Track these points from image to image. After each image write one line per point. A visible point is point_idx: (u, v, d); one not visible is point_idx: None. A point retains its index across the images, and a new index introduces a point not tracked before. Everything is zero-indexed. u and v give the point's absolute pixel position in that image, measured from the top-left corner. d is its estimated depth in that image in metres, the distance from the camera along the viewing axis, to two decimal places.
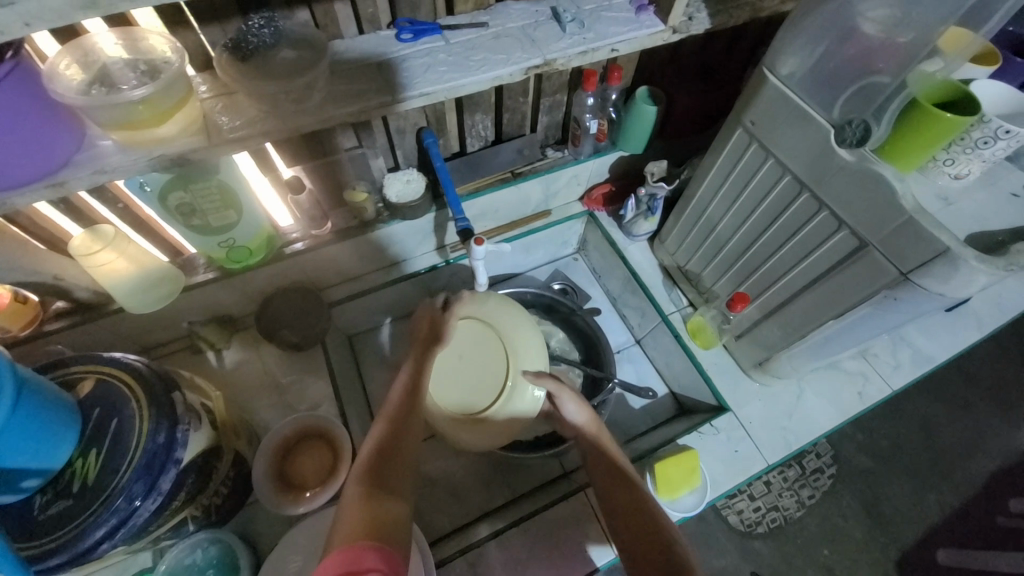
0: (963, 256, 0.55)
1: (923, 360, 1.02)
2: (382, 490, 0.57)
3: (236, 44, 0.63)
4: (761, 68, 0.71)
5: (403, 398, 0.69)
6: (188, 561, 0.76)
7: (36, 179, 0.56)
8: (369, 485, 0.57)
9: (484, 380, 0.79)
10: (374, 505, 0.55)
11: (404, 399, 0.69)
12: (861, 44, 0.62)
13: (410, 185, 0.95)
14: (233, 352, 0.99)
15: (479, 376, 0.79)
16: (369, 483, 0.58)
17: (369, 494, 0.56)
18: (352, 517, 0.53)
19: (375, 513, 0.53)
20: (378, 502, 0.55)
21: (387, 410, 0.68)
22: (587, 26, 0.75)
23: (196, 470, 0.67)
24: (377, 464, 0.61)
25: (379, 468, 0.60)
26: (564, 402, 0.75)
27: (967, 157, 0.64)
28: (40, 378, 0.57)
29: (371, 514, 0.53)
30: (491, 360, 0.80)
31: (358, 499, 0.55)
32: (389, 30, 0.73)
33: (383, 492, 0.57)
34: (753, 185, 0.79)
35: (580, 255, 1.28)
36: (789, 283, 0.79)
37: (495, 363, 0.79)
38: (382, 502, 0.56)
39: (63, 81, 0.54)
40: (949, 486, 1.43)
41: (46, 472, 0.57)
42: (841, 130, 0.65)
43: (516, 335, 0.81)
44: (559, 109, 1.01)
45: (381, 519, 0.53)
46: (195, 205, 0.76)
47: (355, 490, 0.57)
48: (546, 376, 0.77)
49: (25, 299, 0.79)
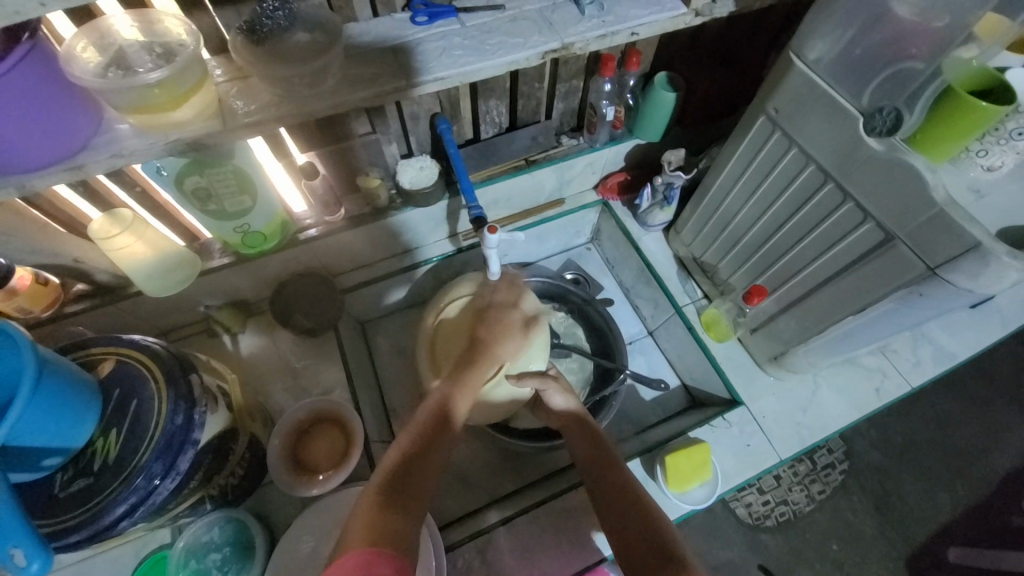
0: (995, 251, 0.53)
1: (944, 357, 0.99)
2: (399, 496, 0.57)
3: (250, 26, 0.62)
4: (789, 52, 0.68)
5: (434, 414, 0.68)
6: (206, 538, 0.78)
7: (55, 163, 0.57)
8: (383, 489, 0.58)
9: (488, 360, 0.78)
10: (383, 511, 0.54)
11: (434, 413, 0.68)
12: (894, 28, 0.59)
13: (423, 172, 0.94)
14: (248, 337, 1.00)
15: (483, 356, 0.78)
16: (385, 488, 0.58)
17: (382, 500, 0.56)
18: (361, 522, 0.52)
19: (382, 521, 0.53)
20: (393, 507, 0.55)
21: (418, 418, 0.68)
22: (606, 8, 0.73)
23: (213, 451, 0.68)
24: (397, 469, 0.61)
25: (399, 471, 0.60)
26: (551, 395, 0.79)
27: (1001, 147, 0.62)
28: (62, 358, 0.58)
29: (383, 519, 0.53)
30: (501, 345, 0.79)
31: (373, 504, 0.55)
32: (404, 13, 0.72)
33: (396, 499, 0.57)
34: (774, 175, 0.77)
35: (593, 245, 1.26)
36: (810, 276, 0.77)
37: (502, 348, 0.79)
38: (395, 508, 0.55)
39: (81, 64, 0.54)
40: (965, 484, 1.40)
41: (67, 451, 0.58)
42: (871, 118, 0.62)
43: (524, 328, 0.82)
44: (575, 95, 0.99)
45: (391, 529, 0.52)
46: (210, 189, 0.76)
47: (370, 494, 0.57)
48: (528, 380, 0.76)
49: (47, 281, 0.80)
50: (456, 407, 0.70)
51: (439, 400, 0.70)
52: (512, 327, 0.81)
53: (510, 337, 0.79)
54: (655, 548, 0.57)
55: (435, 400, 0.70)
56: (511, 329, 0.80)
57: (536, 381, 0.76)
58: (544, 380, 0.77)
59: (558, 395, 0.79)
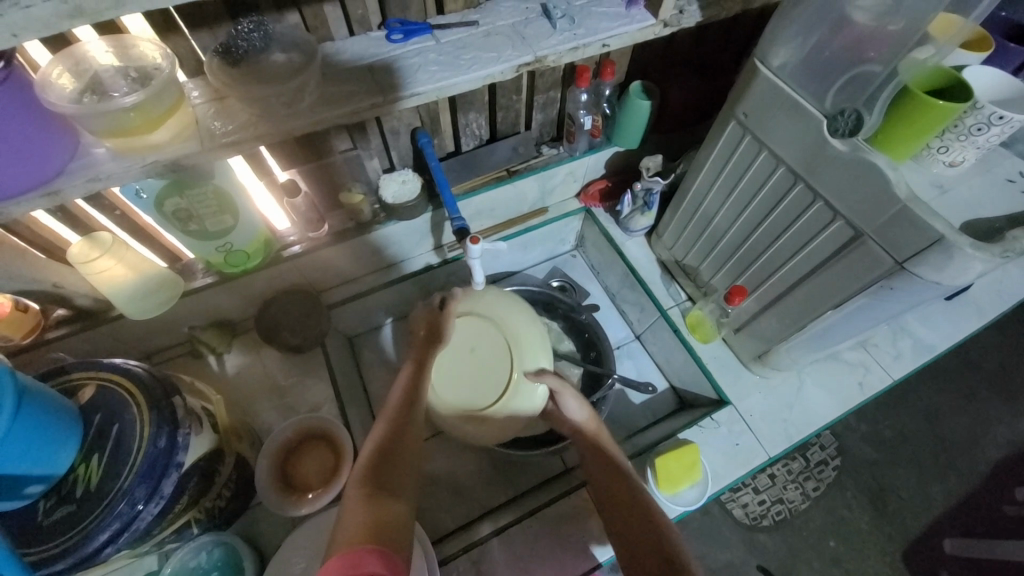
0: (959, 244, 0.54)
1: (924, 349, 1.01)
2: (385, 490, 0.58)
3: (226, 48, 0.64)
4: (754, 59, 0.71)
5: (402, 403, 0.71)
6: (193, 563, 0.77)
7: (31, 189, 0.56)
8: (371, 484, 0.59)
9: (489, 374, 0.80)
10: (376, 505, 0.56)
11: (400, 406, 0.71)
12: (853, 34, 0.62)
13: (405, 186, 0.95)
14: (233, 356, 0.99)
15: (485, 373, 0.80)
16: (372, 484, 0.59)
17: (371, 495, 0.57)
18: (355, 519, 0.53)
19: (376, 513, 0.54)
20: (383, 500, 0.57)
21: (387, 412, 0.70)
22: (577, 21, 0.75)
23: (199, 473, 0.68)
24: (378, 462, 0.62)
25: (381, 465, 0.62)
26: (565, 398, 0.79)
27: (962, 143, 0.63)
28: (41, 384, 0.58)
29: (375, 514, 0.54)
30: (501, 353, 0.81)
31: (362, 502, 0.56)
32: (380, 32, 0.73)
33: (384, 492, 0.58)
34: (748, 177, 0.79)
35: (578, 252, 1.28)
36: (787, 275, 0.79)
37: (503, 360, 0.80)
38: (383, 502, 0.56)
39: (56, 90, 0.54)
40: (955, 475, 1.42)
41: (49, 478, 0.58)
42: (833, 120, 0.65)
43: (525, 340, 0.82)
44: (553, 106, 1.01)
45: (383, 521, 0.54)
46: (191, 211, 0.76)
47: (358, 492, 0.58)
48: (546, 374, 0.80)
49: (26, 308, 0.80)
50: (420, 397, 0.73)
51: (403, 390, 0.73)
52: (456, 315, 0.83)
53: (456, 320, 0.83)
54: (655, 546, 0.60)
55: (400, 390, 0.73)
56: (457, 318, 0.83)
57: (554, 377, 0.80)
58: (561, 379, 0.80)
59: (574, 400, 0.79)
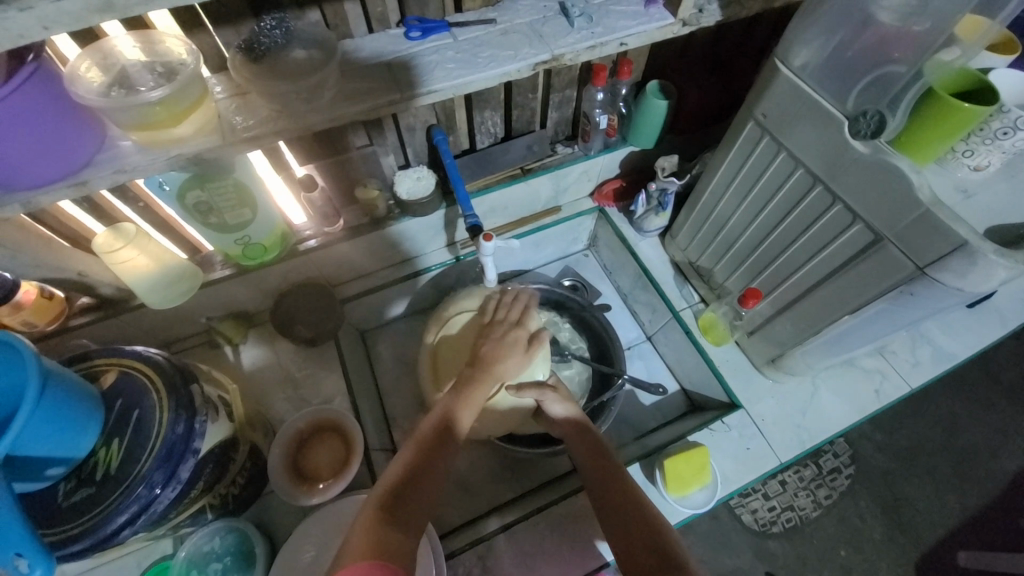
0: (982, 250, 0.53)
1: (943, 358, 0.99)
2: (400, 513, 0.57)
3: (249, 44, 0.65)
4: (775, 58, 0.70)
5: (438, 426, 0.68)
6: (207, 547, 0.78)
7: (59, 179, 0.58)
8: (386, 504, 0.57)
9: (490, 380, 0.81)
10: (385, 524, 0.54)
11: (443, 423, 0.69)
12: (878, 34, 0.60)
13: (420, 183, 0.96)
14: (249, 348, 1.01)
15: None
16: (388, 507, 0.57)
17: (384, 515, 0.56)
18: (364, 534, 0.52)
19: (384, 539, 0.52)
20: (395, 520, 0.55)
21: (420, 434, 0.67)
22: (595, 20, 0.75)
23: (214, 460, 0.70)
24: (398, 483, 0.60)
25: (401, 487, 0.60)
26: (549, 404, 0.79)
27: (987, 147, 0.61)
28: (65, 369, 0.59)
29: (382, 538, 0.52)
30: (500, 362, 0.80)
31: (374, 518, 0.55)
32: (398, 29, 0.74)
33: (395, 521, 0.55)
34: (766, 178, 0.78)
35: (591, 251, 1.28)
36: (803, 279, 0.78)
37: None
38: (394, 531, 0.54)
39: (84, 83, 0.56)
40: (973, 487, 1.39)
41: (70, 461, 0.59)
42: (855, 122, 0.63)
43: None
44: (569, 105, 1.01)
45: (390, 548, 0.52)
46: (212, 203, 0.78)
47: (371, 507, 0.57)
48: (525, 392, 0.77)
49: (51, 295, 0.82)
50: (459, 421, 0.70)
51: (442, 415, 0.69)
52: (517, 346, 0.78)
53: (513, 356, 0.77)
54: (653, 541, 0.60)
55: (440, 415, 0.70)
56: (514, 348, 0.78)
57: (534, 392, 0.78)
58: (541, 391, 0.78)
59: (556, 404, 0.79)
